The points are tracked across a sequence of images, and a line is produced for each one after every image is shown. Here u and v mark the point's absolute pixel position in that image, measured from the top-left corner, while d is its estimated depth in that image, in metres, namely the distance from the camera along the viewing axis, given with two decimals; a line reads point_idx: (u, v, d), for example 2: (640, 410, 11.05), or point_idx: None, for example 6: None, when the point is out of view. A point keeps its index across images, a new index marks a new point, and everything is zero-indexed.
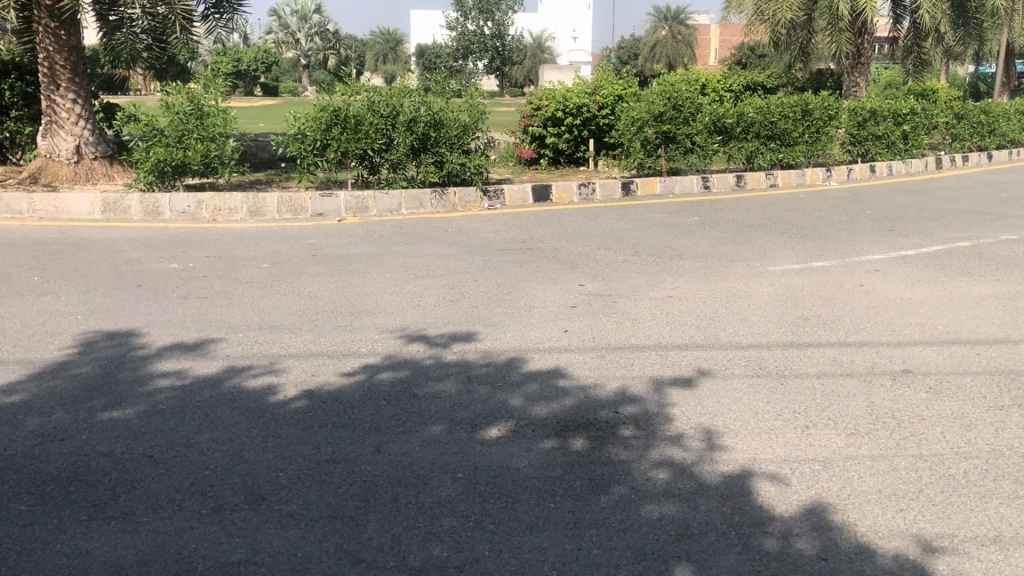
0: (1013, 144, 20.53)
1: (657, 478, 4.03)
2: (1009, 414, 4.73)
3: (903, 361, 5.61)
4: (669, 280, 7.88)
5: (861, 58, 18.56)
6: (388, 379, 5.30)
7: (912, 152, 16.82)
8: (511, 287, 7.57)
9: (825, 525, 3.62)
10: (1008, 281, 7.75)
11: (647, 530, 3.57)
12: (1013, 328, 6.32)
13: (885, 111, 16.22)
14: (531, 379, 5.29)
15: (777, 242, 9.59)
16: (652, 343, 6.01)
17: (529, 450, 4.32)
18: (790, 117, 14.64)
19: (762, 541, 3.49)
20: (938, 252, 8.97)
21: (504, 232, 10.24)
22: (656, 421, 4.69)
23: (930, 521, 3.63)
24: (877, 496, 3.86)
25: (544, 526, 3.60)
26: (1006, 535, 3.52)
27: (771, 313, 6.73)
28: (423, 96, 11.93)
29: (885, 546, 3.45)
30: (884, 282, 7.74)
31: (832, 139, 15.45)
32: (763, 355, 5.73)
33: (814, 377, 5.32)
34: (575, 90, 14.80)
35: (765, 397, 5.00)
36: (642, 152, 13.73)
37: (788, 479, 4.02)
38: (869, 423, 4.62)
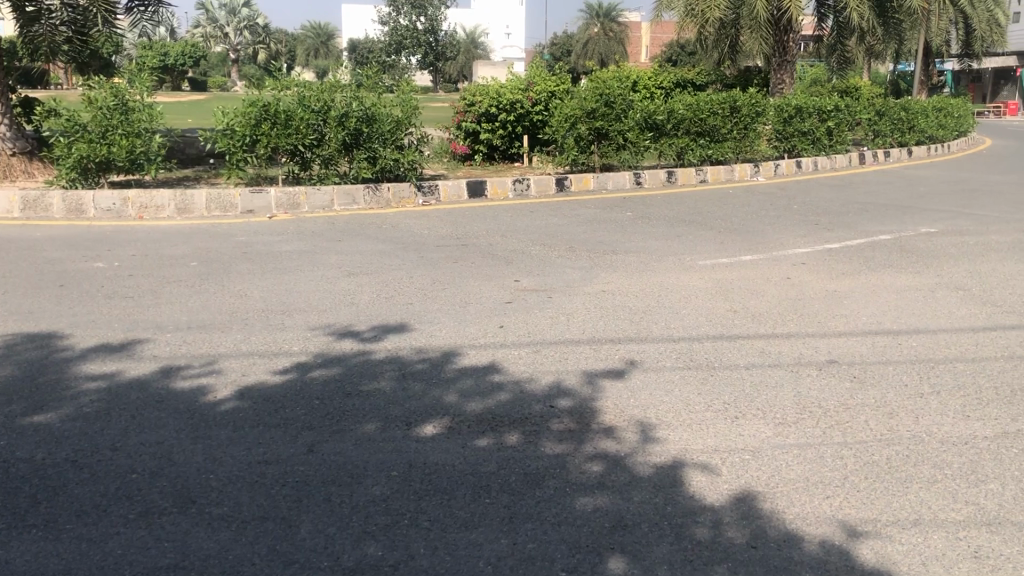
0: (931, 139, 21.20)
1: (591, 471, 4.06)
2: (929, 401, 4.89)
3: (828, 352, 5.76)
4: (603, 275, 7.96)
5: (787, 55, 18.93)
6: (321, 377, 5.25)
7: (837, 148, 17.25)
8: (446, 284, 7.56)
9: (754, 513, 3.70)
10: (927, 273, 8.00)
11: (581, 522, 3.60)
12: (931, 318, 6.53)
13: (811, 108, 16.59)
14: (465, 375, 5.29)
15: (707, 237, 9.74)
16: (586, 337, 6.05)
17: (464, 446, 4.31)
18: (719, 114, 14.89)
19: (693, 531, 3.55)
20: (861, 246, 9.21)
21: (438, 229, 10.21)
22: (590, 414, 4.73)
23: (854, 507, 3.74)
24: (805, 483, 3.95)
25: (479, 522, 3.60)
26: (925, 518, 3.64)
27: (702, 306, 6.85)
28: (355, 91, 11.83)
29: (812, 533, 3.54)
30: (810, 275, 7.92)
31: (760, 135, 15.75)
32: (694, 347, 5.83)
33: (743, 368, 5.43)
34: (508, 86, 14.80)
35: (696, 388, 5.08)
36: (576, 148, 13.82)
37: (718, 469, 4.10)
38: (796, 412, 4.73)
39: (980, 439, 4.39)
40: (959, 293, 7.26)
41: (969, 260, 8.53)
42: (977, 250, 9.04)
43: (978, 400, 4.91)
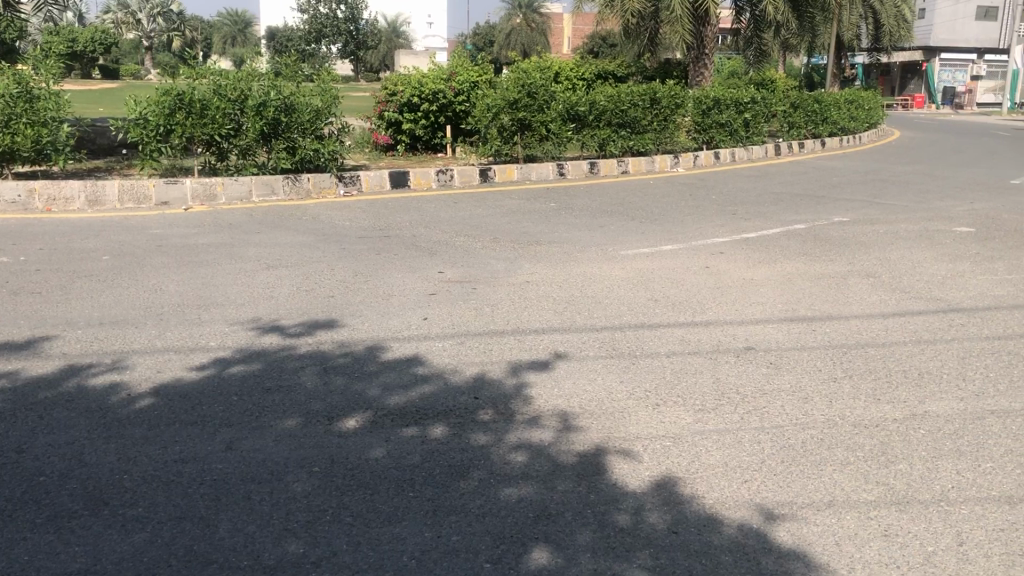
0: (844, 131, 21.80)
1: (515, 461, 4.07)
2: (842, 385, 5.05)
3: (746, 339, 5.89)
4: (527, 266, 7.98)
5: (704, 47, 19.28)
6: (240, 372, 5.14)
7: (753, 139, 17.63)
8: (368, 276, 7.48)
9: (675, 498, 3.76)
10: (840, 261, 8.24)
11: (506, 513, 3.60)
12: (844, 305, 6.72)
13: (729, 101, 16.88)
14: (388, 368, 5.24)
15: (629, 227, 9.85)
16: (511, 328, 6.06)
17: (388, 440, 4.27)
18: (639, 105, 15.05)
19: (615, 518, 3.59)
20: (777, 235, 9.44)
21: (359, 220, 10.10)
22: (514, 404, 4.74)
23: (771, 491, 3.83)
24: (724, 468, 4.04)
25: (403, 516, 3.57)
26: (838, 499, 3.75)
27: (625, 296, 6.93)
28: (273, 80, 11.60)
29: (730, 516, 3.61)
30: (729, 263, 8.08)
31: (679, 127, 16.00)
32: (616, 336, 5.89)
33: (664, 355, 5.51)
34: (430, 75, 14.67)
35: (618, 376, 5.14)
36: (499, 138, 13.86)
37: (639, 455, 4.15)
38: (715, 399, 4.82)
39: (890, 422, 4.54)
40: (870, 280, 7.49)
41: (879, 248, 8.81)
42: (887, 238, 9.35)
43: (888, 383, 5.08)
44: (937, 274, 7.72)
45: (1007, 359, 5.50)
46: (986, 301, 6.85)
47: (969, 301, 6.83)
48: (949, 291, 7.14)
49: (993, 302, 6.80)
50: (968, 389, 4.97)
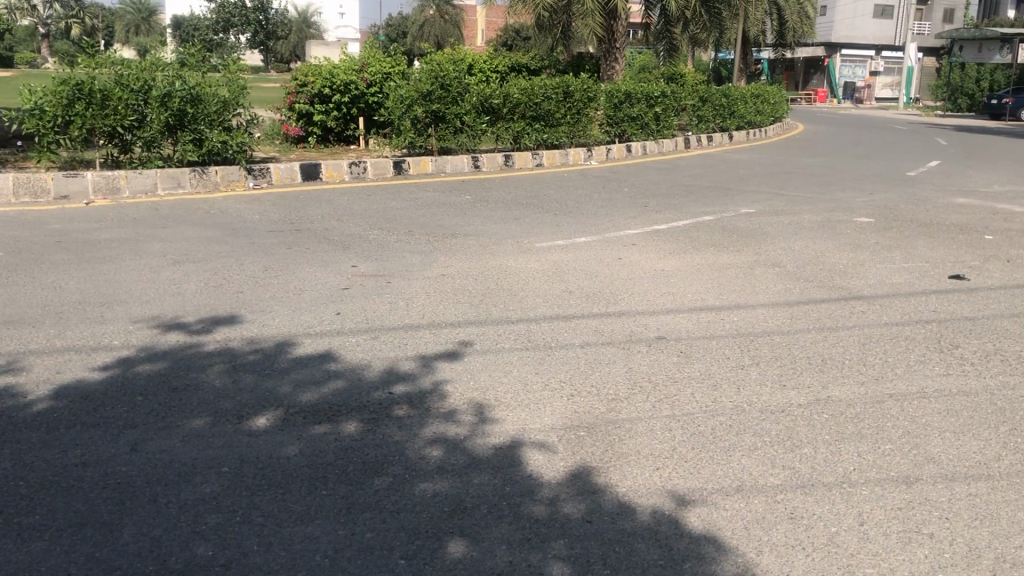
0: (751, 125, 22.35)
1: (430, 456, 4.05)
2: (749, 372, 5.18)
3: (658, 328, 5.98)
4: (442, 259, 7.95)
5: (616, 42, 19.53)
6: (145, 371, 4.98)
7: (664, 132, 17.90)
8: (279, 271, 7.33)
9: (589, 488, 3.79)
10: (747, 251, 8.45)
11: (421, 508, 3.58)
12: (752, 294, 6.89)
13: (640, 94, 17.09)
14: (300, 364, 5.16)
15: (543, 220, 9.91)
16: (425, 321, 6.02)
17: (299, 437, 4.20)
18: (553, 98, 15.13)
19: (530, 509, 3.60)
20: (687, 226, 9.63)
21: (270, 213, 9.91)
22: (429, 398, 4.72)
23: (682, 477, 3.90)
24: (636, 456, 4.09)
25: (315, 515, 3.52)
26: (746, 484, 3.84)
27: (540, 288, 6.97)
28: (178, 70, 11.26)
29: (644, 504, 3.67)
30: (640, 255, 8.21)
31: (592, 120, 16.13)
32: (531, 328, 5.91)
33: (579, 347, 5.56)
34: (342, 66, 14.40)
35: (533, 368, 5.17)
36: (412, 131, 13.83)
37: (554, 446, 4.18)
38: (628, 388, 4.89)
39: (794, 407, 4.68)
40: (776, 270, 7.70)
41: (784, 239, 9.07)
42: (792, 228, 9.63)
43: (793, 369, 5.23)
44: (839, 263, 7.99)
45: (904, 344, 5.72)
46: (885, 289, 7.11)
47: (869, 289, 7.09)
48: (849, 279, 7.40)
49: (891, 290, 7.07)
50: (868, 374, 5.16)
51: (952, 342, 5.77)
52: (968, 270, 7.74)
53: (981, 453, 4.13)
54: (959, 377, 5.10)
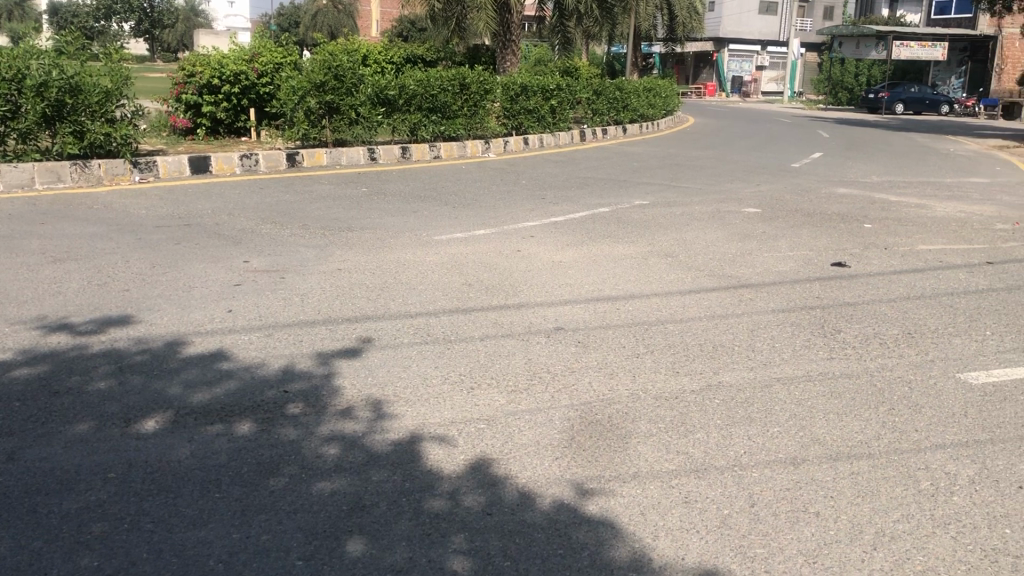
0: (644, 117, 22.76)
1: (327, 455, 3.98)
2: (645, 360, 5.29)
3: (556, 320, 6.03)
4: (338, 253, 7.83)
5: (510, 35, 19.58)
6: (22, 376, 4.74)
7: (559, 125, 18.03)
8: (167, 267, 7.09)
9: (489, 480, 3.80)
10: (640, 242, 8.60)
11: (318, 508, 3.52)
12: (646, 284, 7.03)
13: (535, 87, 17.19)
14: (192, 364, 5.00)
15: (442, 213, 9.86)
16: (322, 317, 5.92)
17: (190, 439, 4.07)
18: (449, 90, 15.07)
19: (430, 504, 3.59)
20: (583, 218, 9.73)
21: (157, 208, 9.56)
22: (325, 396, 4.64)
23: (581, 466, 3.95)
24: (536, 447, 4.12)
25: (208, 519, 3.42)
26: (642, 470, 3.92)
27: (438, 280, 6.95)
28: (55, 59, 10.73)
29: (544, 494, 3.70)
30: (538, 247, 8.26)
31: (489, 112, 16.14)
32: (430, 322, 5.88)
33: (477, 340, 5.56)
34: (231, 56, 14.01)
35: (432, 362, 5.14)
36: (306, 122, 13.55)
37: (454, 440, 4.17)
38: (527, 379, 4.93)
39: (688, 393, 4.80)
40: (668, 260, 7.86)
41: (675, 229, 9.28)
42: (684, 219, 9.86)
43: (686, 357, 5.37)
44: (728, 252, 8.22)
45: (791, 330, 5.94)
46: (772, 277, 7.36)
47: (757, 277, 7.32)
48: (739, 268, 7.61)
49: (777, 278, 7.33)
50: (756, 360, 5.33)
51: (835, 327, 6.02)
52: (849, 257, 8.08)
53: (863, 432, 4.33)
54: (841, 360, 5.33)
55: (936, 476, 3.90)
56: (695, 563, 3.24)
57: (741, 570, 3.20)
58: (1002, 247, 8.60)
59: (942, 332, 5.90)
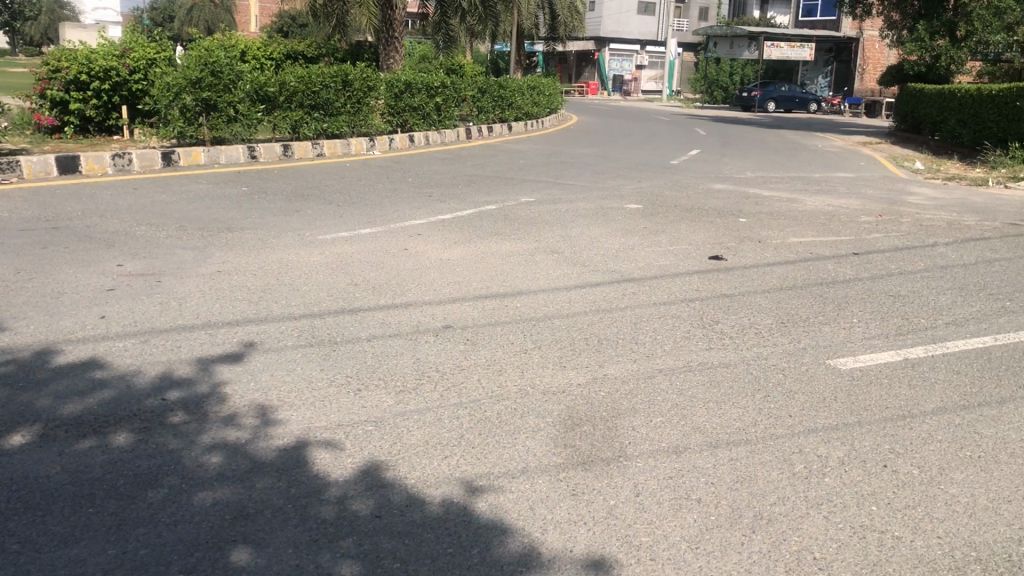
0: (529, 115, 22.95)
1: (209, 463, 3.87)
2: (532, 355, 5.35)
3: (444, 318, 6.02)
4: (218, 254, 7.60)
5: (393, 31, 19.41)
6: None
7: (444, 123, 17.96)
8: (33, 273, 6.73)
9: (378, 483, 3.77)
10: (528, 239, 8.68)
11: (200, 518, 3.42)
12: (532, 280, 7.09)
13: (420, 84, 17.09)
14: (63, 374, 4.77)
15: (326, 211, 9.69)
16: (201, 322, 5.74)
17: (61, 453, 3.88)
18: (331, 87, 14.82)
19: (318, 510, 3.53)
20: (471, 216, 9.74)
21: (22, 210, 9.06)
22: (207, 403, 4.50)
23: (470, 463, 3.96)
24: (425, 447, 4.11)
25: (80, 536, 3.27)
26: (531, 465, 3.96)
27: (323, 281, 6.83)
28: None
29: (433, 494, 3.69)
30: (425, 245, 8.22)
31: (373, 109, 15.96)
32: (315, 324, 5.78)
33: (364, 340, 5.50)
34: (100, 52, 13.44)
35: (317, 364, 5.06)
36: (182, 120, 13.12)
37: (341, 443, 4.12)
38: (416, 379, 4.90)
39: (573, 386, 4.88)
40: (554, 256, 7.95)
41: (561, 226, 9.40)
42: (569, 216, 9.99)
43: (572, 351, 5.45)
44: (612, 248, 8.38)
45: (672, 322, 6.10)
46: (654, 271, 7.54)
47: (640, 272, 7.49)
48: (622, 263, 7.77)
49: (659, 272, 7.51)
50: (640, 352, 5.46)
51: (713, 318, 6.22)
52: (725, 251, 8.36)
53: (741, 419, 4.49)
54: (720, 351, 5.51)
55: (808, 458, 4.09)
56: (583, 553, 3.29)
57: (627, 558, 3.27)
58: (866, 238, 9.07)
59: (813, 321, 6.18)
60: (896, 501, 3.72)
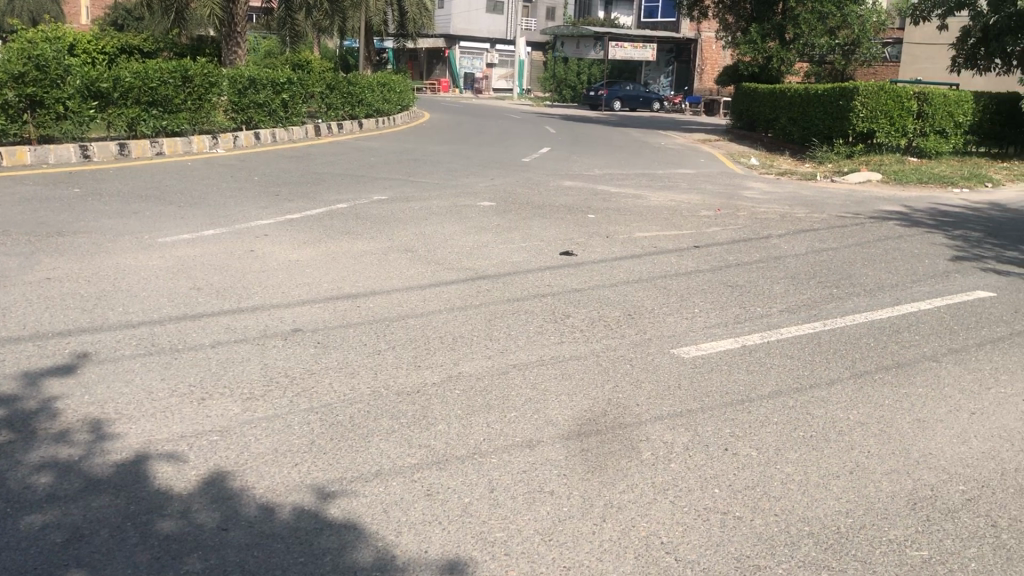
0: (379, 112, 22.69)
1: (38, 484, 3.62)
2: (386, 355, 5.30)
3: (293, 321, 5.88)
4: (47, 260, 7.13)
5: (236, 26, 18.62)
6: None
7: (292, 120, 17.55)
8: None
9: (224, 494, 3.63)
10: (380, 238, 8.57)
11: (28, 544, 3.20)
12: (384, 280, 7.01)
13: (264, 80, 16.60)
14: None
15: (165, 213, 9.26)
16: (28, 333, 5.37)
17: None
18: (170, 83, 14.22)
19: (159, 526, 3.37)
20: (320, 215, 9.55)
21: None
22: (34, 421, 4.20)
23: (321, 469, 3.87)
24: (274, 454, 3.99)
25: None
26: (384, 468, 3.91)
27: (162, 286, 6.52)
28: None
29: (283, 502, 3.59)
30: (273, 245, 8.01)
31: (215, 106, 15.38)
32: (155, 331, 5.51)
33: (208, 347, 5.29)
34: None
35: (158, 374, 4.82)
36: (4, 117, 12.17)
37: (184, 455, 3.94)
38: (263, 385, 4.75)
39: (428, 386, 4.85)
40: (407, 255, 7.91)
41: (413, 224, 9.33)
42: (421, 214, 9.94)
43: (426, 350, 5.43)
44: (465, 245, 8.39)
45: (525, 317, 6.17)
46: (506, 268, 7.60)
47: (492, 268, 7.54)
48: (474, 261, 7.80)
49: (512, 268, 7.59)
50: (493, 348, 5.50)
51: (564, 312, 6.34)
52: (575, 246, 8.54)
53: (591, 410, 4.59)
54: (571, 344, 5.62)
55: (654, 445, 4.23)
56: (438, 554, 3.28)
57: (482, 555, 3.28)
58: (707, 231, 9.46)
59: (658, 312, 6.40)
60: (737, 482, 3.90)
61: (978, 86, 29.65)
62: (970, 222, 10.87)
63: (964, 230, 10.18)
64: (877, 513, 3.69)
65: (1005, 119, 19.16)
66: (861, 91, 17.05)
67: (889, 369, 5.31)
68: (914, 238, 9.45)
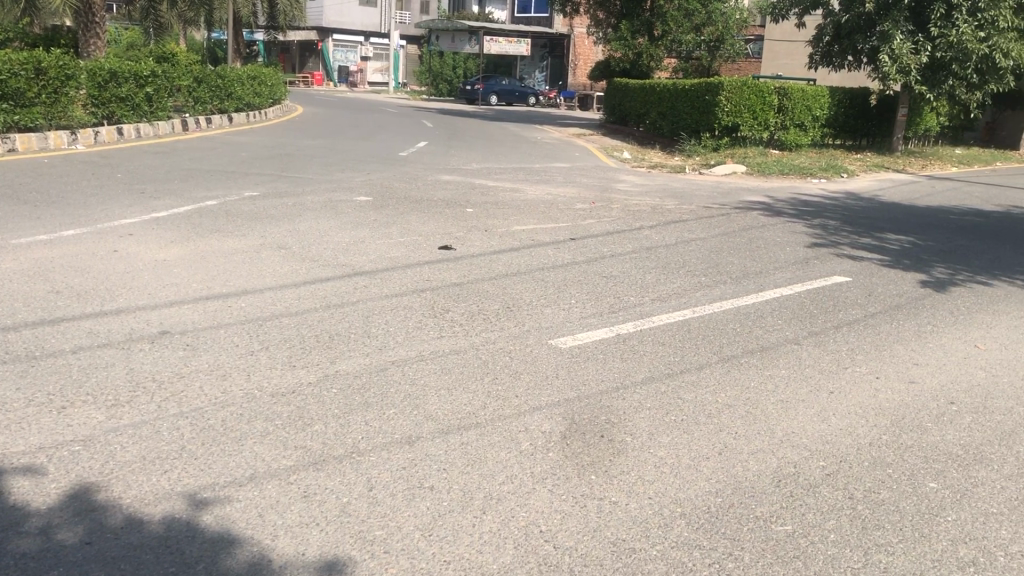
0: (250, 106, 22.04)
1: None
2: (260, 356, 5.18)
3: (160, 323, 5.66)
4: None
5: (93, 16, 17.77)
6: None
7: (157, 114, 16.87)
8: None
9: (88, 507, 3.47)
10: (252, 236, 8.33)
11: None
12: (257, 278, 6.84)
13: (127, 72, 15.87)
14: None
15: (19, 213, 8.75)
16: None
17: None
18: (21, 75, 13.45)
19: (15, 545, 3.19)
20: (189, 213, 9.22)
21: None
22: None
23: (192, 476, 3.75)
24: (141, 463, 3.84)
25: None
26: (259, 471, 3.82)
27: (17, 290, 6.17)
28: None
29: (151, 512, 3.46)
30: (137, 245, 7.68)
31: (73, 101, 14.62)
32: (10, 338, 5.21)
33: (69, 352, 5.04)
34: None
35: (13, 383, 4.56)
36: None
37: (43, 468, 3.75)
38: (129, 391, 4.57)
39: (305, 386, 4.77)
40: (281, 252, 7.73)
41: (286, 221, 9.12)
42: (294, 210, 9.72)
43: (303, 349, 5.33)
44: (341, 241, 8.27)
45: (403, 313, 6.14)
46: (383, 263, 7.53)
47: (369, 264, 7.46)
48: (351, 257, 7.70)
49: (390, 263, 7.53)
50: (372, 345, 5.45)
51: (443, 307, 6.33)
52: (453, 240, 8.54)
53: (470, 404, 4.61)
54: (449, 338, 5.62)
55: (533, 436, 4.28)
56: (315, 555, 3.24)
57: (360, 554, 3.25)
58: (582, 224, 9.63)
59: (535, 304, 6.48)
60: (613, 468, 4.00)
61: (833, 83, 31.19)
62: (827, 211, 11.44)
63: (823, 218, 10.71)
64: (744, 492, 3.84)
65: (857, 113, 20.23)
66: (725, 86, 17.69)
67: (755, 353, 5.54)
68: (777, 227, 9.89)
